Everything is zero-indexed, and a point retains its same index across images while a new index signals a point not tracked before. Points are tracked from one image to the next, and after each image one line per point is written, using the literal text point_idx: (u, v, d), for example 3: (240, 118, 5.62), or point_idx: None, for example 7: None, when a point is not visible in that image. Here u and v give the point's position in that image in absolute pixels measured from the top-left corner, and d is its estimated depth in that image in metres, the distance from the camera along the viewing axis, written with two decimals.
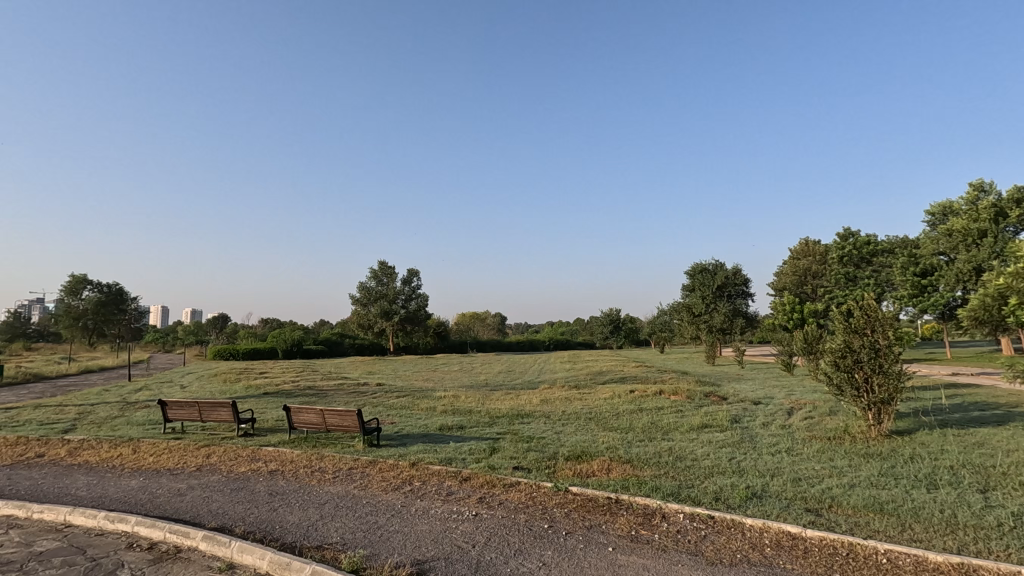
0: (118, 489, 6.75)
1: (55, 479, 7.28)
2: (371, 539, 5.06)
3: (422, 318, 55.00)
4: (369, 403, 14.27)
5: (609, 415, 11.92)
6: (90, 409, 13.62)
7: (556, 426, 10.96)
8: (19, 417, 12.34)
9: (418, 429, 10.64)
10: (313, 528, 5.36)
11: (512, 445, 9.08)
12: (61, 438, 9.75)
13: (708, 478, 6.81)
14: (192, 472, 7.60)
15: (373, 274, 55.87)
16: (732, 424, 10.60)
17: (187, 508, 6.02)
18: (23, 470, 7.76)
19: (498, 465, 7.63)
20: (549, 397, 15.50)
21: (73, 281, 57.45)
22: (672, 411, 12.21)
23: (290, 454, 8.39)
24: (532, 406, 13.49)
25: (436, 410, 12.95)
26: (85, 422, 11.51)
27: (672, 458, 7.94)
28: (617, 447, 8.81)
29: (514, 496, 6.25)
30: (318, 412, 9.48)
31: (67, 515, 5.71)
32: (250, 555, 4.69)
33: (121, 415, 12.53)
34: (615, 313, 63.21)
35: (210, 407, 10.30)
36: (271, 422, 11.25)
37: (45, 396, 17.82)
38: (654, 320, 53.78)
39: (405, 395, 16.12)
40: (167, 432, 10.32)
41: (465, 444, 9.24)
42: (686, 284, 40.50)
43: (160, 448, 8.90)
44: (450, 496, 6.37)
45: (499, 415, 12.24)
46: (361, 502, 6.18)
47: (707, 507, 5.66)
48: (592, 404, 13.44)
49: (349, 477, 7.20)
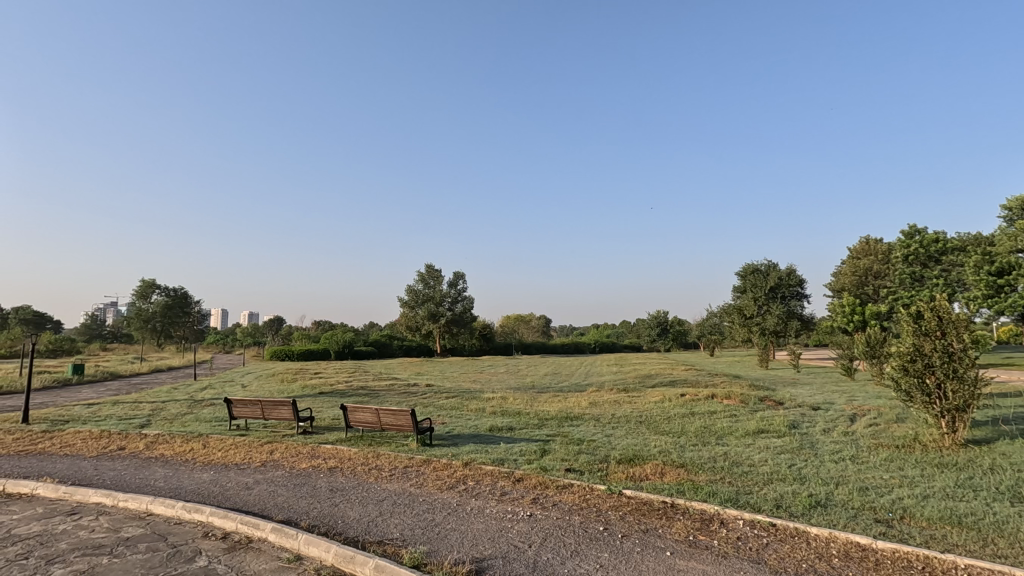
0: (191, 481, 7.17)
1: (135, 470, 7.80)
2: (430, 537, 5.17)
3: (468, 319, 55.81)
4: (419, 404, 14.57)
5: (660, 419, 11.75)
6: (161, 406, 14.48)
7: (607, 429, 10.87)
8: (100, 412, 13.28)
9: (469, 430, 10.80)
10: (375, 524, 5.54)
11: (563, 447, 9.08)
12: (137, 431, 10.43)
13: (766, 485, 6.63)
14: (257, 467, 7.98)
15: (420, 276, 57.12)
16: (790, 430, 10.23)
17: (255, 501, 6.33)
18: (106, 461, 8.35)
19: (549, 467, 7.66)
20: (597, 399, 15.47)
21: (143, 285, 61.13)
22: (726, 415, 11.91)
23: (348, 453, 8.65)
24: (581, 409, 13.41)
25: (486, 412, 13.09)
26: (159, 418, 12.26)
27: (728, 463, 7.76)
28: (670, 451, 8.69)
29: (568, 498, 6.27)
30: (373, 411, 9.75)
31: (149, 504, 6.11)
32: (316, 548, 4.89)
33: (188, 412, 13.20)
34: (663, 315, 62.41)
35: (271, 405, 10.72)
36: (328, 421, 11.66)
37: (121, 393, 19.05)
38: (705, 323, 52.75)
39: (455, 395, 16.43)
40: (232, 428, 10.88)
41: (515, 445, 9.31)
42: (737, 286, 39.36)
43: (228, 444, 9.38)
44: (505, 496, 6.44)
45: (548, 417, 12.28)
46: (418, 500, 6.33)
47: (768, 514, 5.52)
48: (642, 408, 13.30)
49: (404, 476, 7.38)
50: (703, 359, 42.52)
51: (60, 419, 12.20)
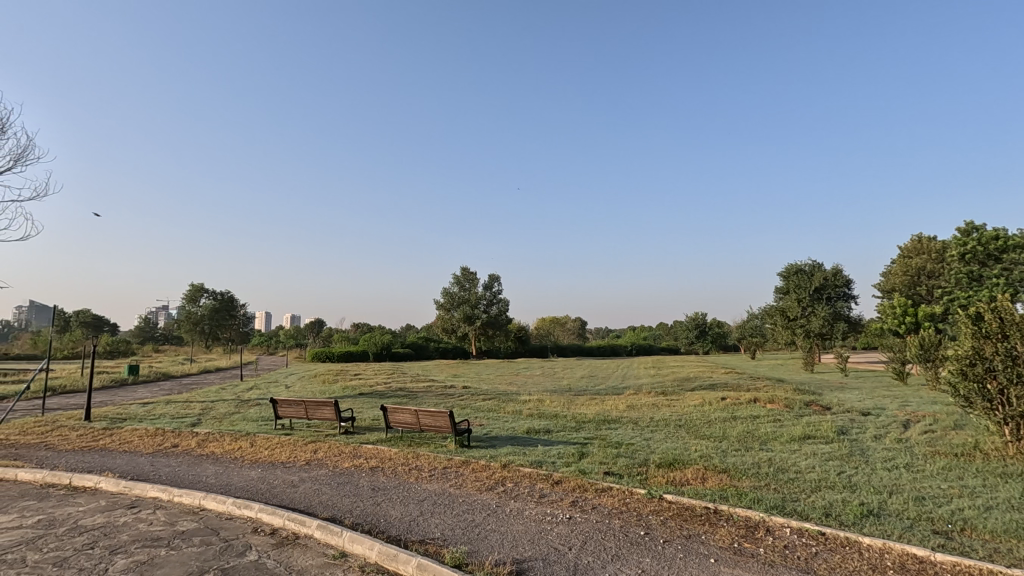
0: (241, 478, 7.44)
1: (188, 467, 8.14)
2: (470, 537, 5.23)
3: (503, 322, 56.08)
4: (457, 405, 14.70)
5: (701, 423, 11.52)
6: (211, 405, 15.03)
7: (645, 432, 10.72)
8: (155, 411, 13.89)
9: (506, 432, 10.83)
10: (416, 523, 5.62)
11: (601, 450, 9.01)
12: (189, 430, 10.85)
13: (814, 492, 6.42)
14: (302, 466, 8.21)
15: (455, 279, 57.70)
16: (839, 436, 9.87)
17: (301, 499, 6.52)
18: (162, 458, 8.74)
19: (588, 470, 7.63)
20: (635, 402, 15.30)
21: (193, 289, 63.71)
22: (769, 420, 11.58)
23: (389, 453, 8.82)
24: (619, 412, 13.26)
25: (523, 414, 13.09)
26: (209, 417, 12.72)
27: (773, 469, 7.54)
28: (711, 456, 8.50)
29: (607, 501, 6.21)
30: (412, 413, 9.89)
31: (202, 500, 6.37)
32: (360, 545, 5.00)
33: (235, 411, 13.66)
34: (701, 317, 61.27)
35: (314, 405, 11.01)
36: (368, 421, 11.90)
37: (173, 393, 19.87)
38: (745, 325, 51.52)
39: (492, 397, 16.55)
40: (277, 428, 11.21)
41: (553, 448, 9.29)
42: (779, 286, 38.23)
43: (274, 442, 9.68)
44: (544, 498, 6.44)
45: (585, 419, 12.20)
46: (457, 500, 6.40)
47: (816, 522, 5.36)
48: (681, 411, 13.07)
49: (443, 476, 7.48)
50: (739, 359, 46.76)
51: (118, 417, 12.81)
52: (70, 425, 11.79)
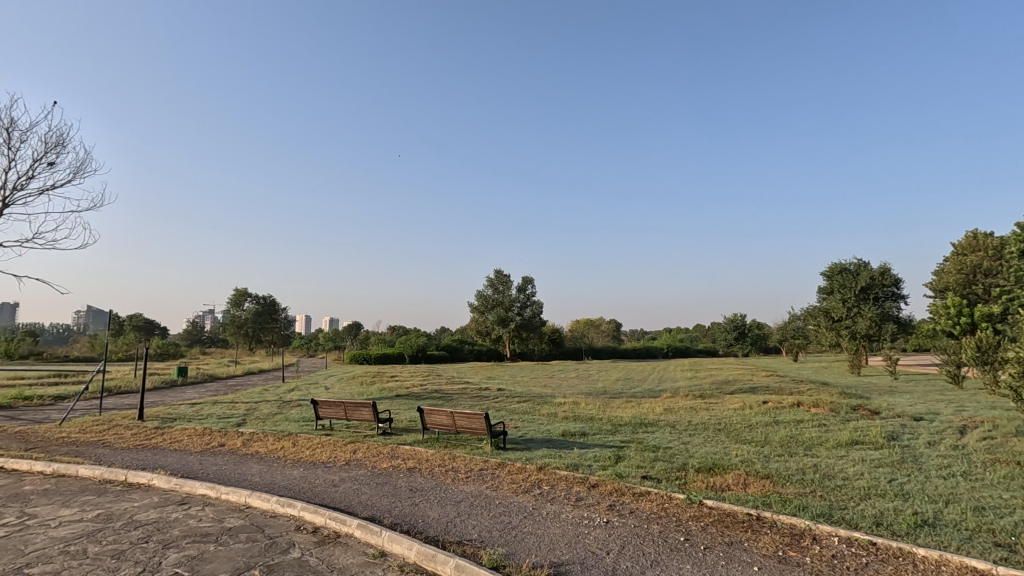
0: (284, 477, 7.65)
1: (234, 465, 8.42)
2: (507, 538, 5.24)
3: (537, 324, 56.06)
4: (493, 407, 14.76)
5: (742, 427, 11.23)
6: (255, 406, 15.54)
7: (683, 436, 10.52)
8: (203, 411, 14.47)
9: (542, 435, 10.81)
10: (453, 524, 5.67)
11: (638, 454, 8.88)
12: (235, 430, 11.24)
13: (863, 500, 6.17)
14: (342, 466, 8.38)
15: (489, 281, 58.05)
16: (889, 441, 9.47)
17: (341, 498, 6.66)
18: (209, 457, 9.07)
19: (625, 473, 7.53)
20: (673, 405, 15.04)
21: (236, 294, 65.86)
22: (814, 425, 11.19)
23: (426, 454, 8.93)
24: (656, 415, 13.04)
25: (558, 417, 13.03)
26: (253, 418, 13.15)
27: (818, 476, 7.29)
28: (753, 461, 8.28)
29: (646, 506, 6.12)
30: (448, 414, 9.97)
31: (247, 497, 6.59)
32: (399, 545, 5.07)
33: (278, 412, 14.08)
34: (740, 319, 59.77)
35: (353, 406, 11.23)
36: (405, 423, 12.07)
37: (219, 394, 20.64)
38: (787, 326, 50.01)
39: (527, 399, 16.56)
40: (318, 428, 11.48)
41: (589, 450, 9.23)
42: (822, 286, 36.87)
43: (315, 442, 9.92)
44: (580, 501, 6.40)
45: (622, 422, 12.08)
46: (493, 502, 6.43)
47: (865, 531, 5.15)
48: (720, 415, 12.77)
49: (480, 478, 7.51)
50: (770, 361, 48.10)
51: (169, 417, 13.38)
52: (125, 424, 12.38)
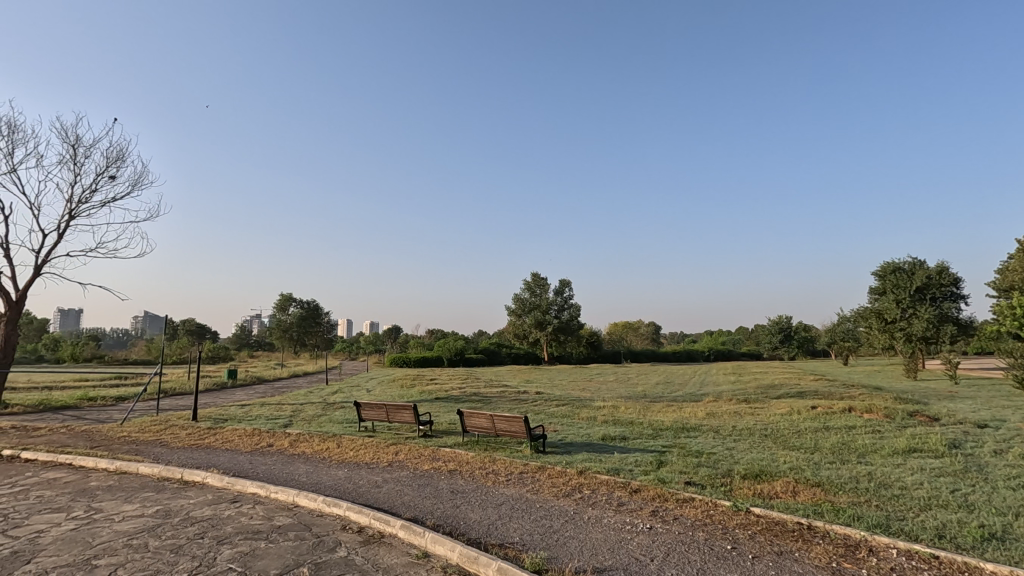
0: (330, 478, 7.85)
1: (282, 465, 8.70)
2: (548, 542, 5.22)
3: (575, 327, 55.76)
4: (532, 410, 14.77)
5: (790, 433, 10.87)
6: (300, 408, 16.02)
7: (728, 441, 10.27)
8: (251, 412, 15.02)
9: (582, 438, 10.74)
10: (494, 527, 5.69)
11: (680, 459, 8.71)
12: (282, 430, 11.60)
13: (923, 511, 5.86)
14: (385, 467, 8.54)
15: (526, 285, 58.16)
16: (950, 450, 8.98)
17: (385, 499, 6.79)
18: (259, 457, 9.39)
19: (668, 479, 7.39)
20: (716, 409, 14.68)
21: (282, 299, 67.97)
22: (867, 432, 10.72)
23: (466, 456, 9.00)
24: (698, 420, 12.76)
25: (598, 420, 12.92)
26: (299, 419, 13.56)
27: (873, 485, 6.97)
28: (802, 468, 8.00)
29: (690, 512, 5.99)
30: (488, 418, 10.01)
31: (295, 496, 6.79)
32: (442, 547, 5.12)
33: (322, 414, 14.47)
34: (785, 321, 57.94)
35: (395, 409, 11.42)
36: (445, 425, 12.20)
37: (267, 396, 21.38)
38: (836, 329, 48.14)
39: (566, 403, 16.49)
40: (361, 430, 11.72)
41: (629, 455, 9.11)
42: (874, 287, 35.32)
43: (359, 444, 10.14)
44: (622, 506, 6.32)
45: (663, 427, 11.85)
46: (535, 505, 6.42)
47: (926, 544, 4.90)
48: (766, 420, 12.37)
49: (520, 481, 7.51)
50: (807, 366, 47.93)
51: (221, 418, 13.95)
52: (180, 424, 12.96)
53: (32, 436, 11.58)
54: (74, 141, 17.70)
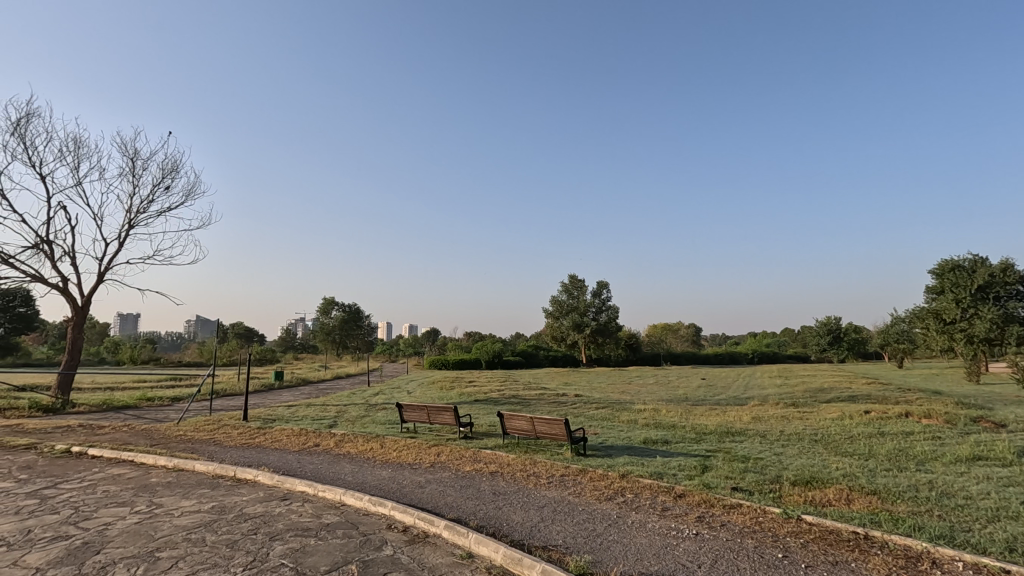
0: (374, 477, 8.01)
1: (328, 465, 8.92)
2: (593, 546, 5.19)
3: (613, 329, 55.11)
4: (571, 413, 14.68)
5: (842, 438, 10.44)
6: (344, 409, 16.43)
7: (775, 446, 9.97)
8: (298, 413, 15.47)
9: (623, 442, 10.62)
10: (538, 529, 5.69)
11: (726, 464, 8.50)
12: (328, 431, 11.94)
13: (990, 523, 5.53)
14: (427, 467, 8.67)
15: (564, 287, 57.91)
16: (1019, 458, 8.44)
17: (429, 499, 6.89)
18: (306, 456, 9.67)
19: (713, 484, 7.22)
20: (762, 413, 14.27)
21: (325, 303, 69.73)
22: (927, 438, 10.21)
23: (507, 458, 9.04)
24: (744, 424, 12.43)
25: (639, 424, 12.76)
26: (344, 420, 13.89)
27: (935, 494, 6.62)
28: (856, 475, 7.67)
29: (738, 519, 5.84)
30: (528, 420, 9.99)
31: (342, 495, 6.96)
32: (486, 547, 5.15)
33: (366, 415, 14.80)
34: (834, 322, 55.76)
35: (436, 410, 11.56)
36: (486, 427, 12.28)
37: (312, 397, 21.99)
38: (890, 329, 45.96)
39: (606, 406, 16.35)
40: (403, 431, 11.94)
41: (673, 459, 8.95)
42: (931, 286, 33.61)
43: (402, 445, 10.31)
44: (667, 511, 6.20)
45: (706, 431, 11.60)
46: (577, 508, 6.39)
47: (995, 557, 4.63)
48: (816, 425, 11.93)
49: (562, 483, 7.49)
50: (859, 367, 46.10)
51: (270, 418, 14.45)
52: (231, 423, 13.48)
53: (97, 434, 12.25)
54: (133, 154, 18.69)
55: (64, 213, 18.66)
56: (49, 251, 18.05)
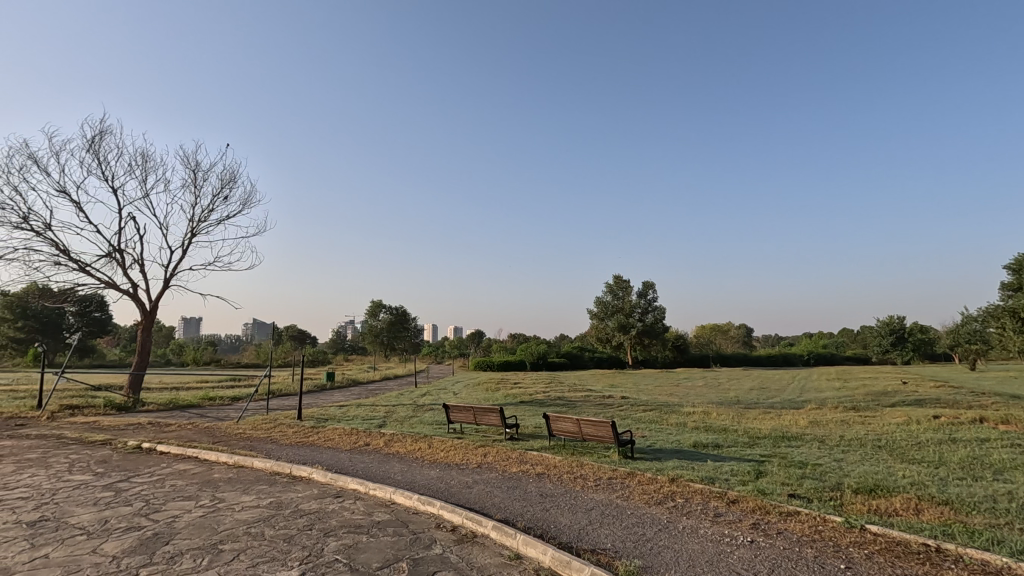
0: (423, 477, 8.14)
1: (378, 464, 9.13)
2: (643, 551, 5.09)
3: (660, 330, 54.10)
4: (618, 416, 14.49)
5: (907, 444, 9.86)
6: (392, 409, 16.80)
7: (834, 452, 9.54)
8: (348, 413, 15.92)
9: (671, 445, 10.41)
10: (586, 532, 5.64)
11: (781, 469, 8.18)
12: (377, 430, 12.23)
13: None
14: (474, 468, 8.73)
15: (609, 287, 57.30)
16: None
17: (476, 499, 6.95)
18: (357, 455, 9.92)
19: (769, 491, 6.95)
20: (820, 417, 13.64)
21: (373, 305, 71.51)
22: (1004, 445, 9.51)
23: (554, 460, 8.99)
24: (800, 428, 11.93)
25: (688, 426, 12.46)
26: (392, 420, 14.19)
27: (1014, 506, 6.16)
28: (925, 484, 7.23)
29: (796, 527, 5.61)
30: (574, 422, 9.92)
31: (391, 494, 7.11)
32: (534, 549, 5.15)
33: (413, 415, 15.09)
34: (898, 321, 52.76)
35: (482, 412, 11.64)
36: (531, 428, 12.27)
37: (362, 397, 22.60)
38: (960, 329, 43.09)
39: (653, 408, 16.05)
40: (450, 431, 12.08)
41: (724, 464, 8.68)
42: (1007, 283, 31.31)
43: (449, 445, 10.43)
44: (720, 518, 6.02)
45: (760, 435, 11.20)
46: (626, 512, 6.30)
47: None
48: (880, 430, 11.31)
49: (609, 487, 7.39)
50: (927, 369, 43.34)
51: (323, 417, 14.94)
52: (286, 422, 14.02)
53: (165, 431, 12.99)
54: (195, 166, 19.77)
55: (133, 223, 19.90)
56: (120, 259, 19.30)
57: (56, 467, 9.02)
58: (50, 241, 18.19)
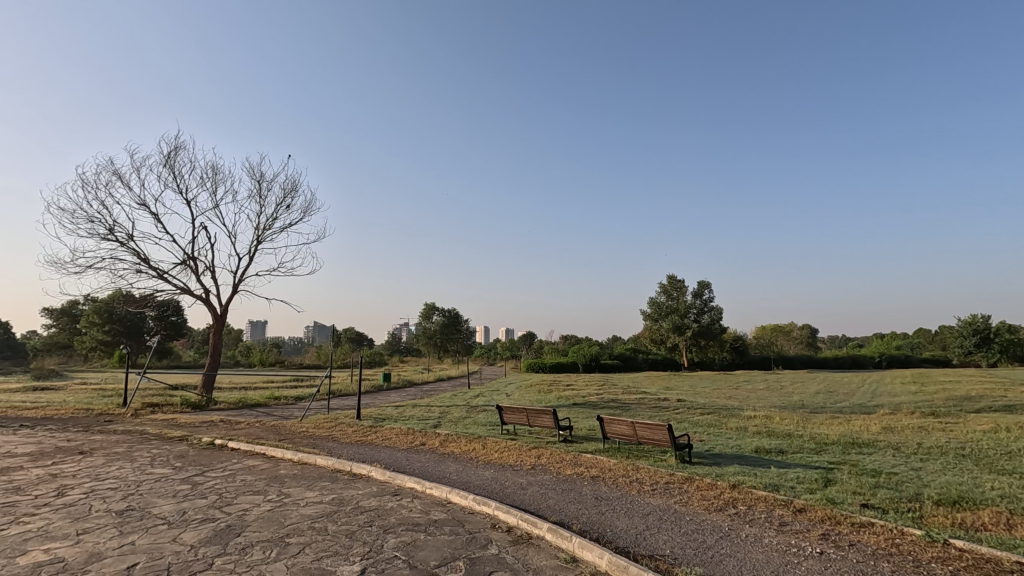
0: (478, 477, 8.21)
1: (434, 464, 9.28)
2: (703, 559, 4.95)
3: (717, 331, 52.54)
4: (675, 419, 14.14)
5: (995, 454, 9.11)
6: (446, 409, 17.06)
7: (910, 460, 8.94)
8: (405, 413, 16.27)
9: (731, 450, 10.06)
10: (643, 537, 5.53)
11: (852, 477, 7.74)
12: (432, 430, 12.46)
13: None
14: (528, 470, 8.73)
15: (663, 287, 56.16)
16: None
17: (531, 500, 6.96)
18: (413, 454, 10.13)
19: (838, 500, 6.59)
20: (894, 423, 12.82)
21: (426, 308, 72.86)
22: None
23: (608, 462, 8.87)
24: (871, 435, 11.25)
25: (749, 431, 11.99)
26: (447, 420, 14.42)
27: None
28: (1016, 497, 6.65)
29: (870, 539, 5.29)
30: (629, 424, 9.75)
31: (447, 494, 7.20)
32: (590, 553, 5.09)
33: (468, 415, 15.28)
34: (982, 321, 49.11)
35: (535, 413, 11.63)
36: (585, 431, 12.16)
37: (418, 398, 23.09)
38: None
39: (711, 412, 15.55)
40: (504, 432, 12.14)
41: (789, 471, 8.31)
42: None
43: (503, 446, 10.48)
44: (785, 527, 5.76)
45: (828, 441, 10.65)
46: (684, 518, 6.13)
47: None
48: (962, 438, 10.51)
49: (667, 491, 7.21)
50: (1017, 372, 39.98)
51: (380, 417, 15.36)
52: (347, 421, 14.53)
53: (235, 429, 13.71)
54: (258, 177, 20.85)
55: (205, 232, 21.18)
56: (194, 266, 20.60)
57: (141, 461, 9.71)
58: (132, 250, 19.65)
